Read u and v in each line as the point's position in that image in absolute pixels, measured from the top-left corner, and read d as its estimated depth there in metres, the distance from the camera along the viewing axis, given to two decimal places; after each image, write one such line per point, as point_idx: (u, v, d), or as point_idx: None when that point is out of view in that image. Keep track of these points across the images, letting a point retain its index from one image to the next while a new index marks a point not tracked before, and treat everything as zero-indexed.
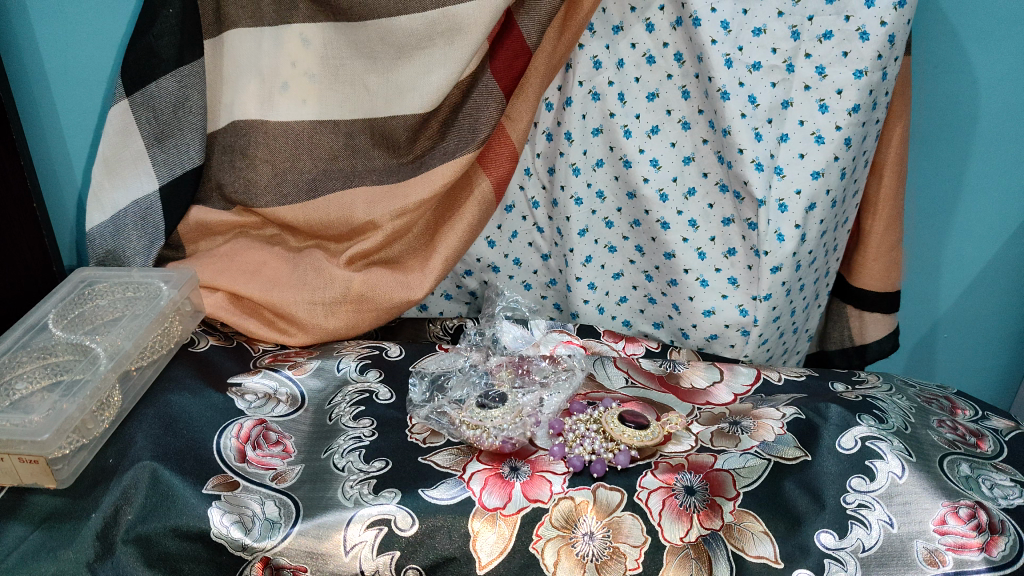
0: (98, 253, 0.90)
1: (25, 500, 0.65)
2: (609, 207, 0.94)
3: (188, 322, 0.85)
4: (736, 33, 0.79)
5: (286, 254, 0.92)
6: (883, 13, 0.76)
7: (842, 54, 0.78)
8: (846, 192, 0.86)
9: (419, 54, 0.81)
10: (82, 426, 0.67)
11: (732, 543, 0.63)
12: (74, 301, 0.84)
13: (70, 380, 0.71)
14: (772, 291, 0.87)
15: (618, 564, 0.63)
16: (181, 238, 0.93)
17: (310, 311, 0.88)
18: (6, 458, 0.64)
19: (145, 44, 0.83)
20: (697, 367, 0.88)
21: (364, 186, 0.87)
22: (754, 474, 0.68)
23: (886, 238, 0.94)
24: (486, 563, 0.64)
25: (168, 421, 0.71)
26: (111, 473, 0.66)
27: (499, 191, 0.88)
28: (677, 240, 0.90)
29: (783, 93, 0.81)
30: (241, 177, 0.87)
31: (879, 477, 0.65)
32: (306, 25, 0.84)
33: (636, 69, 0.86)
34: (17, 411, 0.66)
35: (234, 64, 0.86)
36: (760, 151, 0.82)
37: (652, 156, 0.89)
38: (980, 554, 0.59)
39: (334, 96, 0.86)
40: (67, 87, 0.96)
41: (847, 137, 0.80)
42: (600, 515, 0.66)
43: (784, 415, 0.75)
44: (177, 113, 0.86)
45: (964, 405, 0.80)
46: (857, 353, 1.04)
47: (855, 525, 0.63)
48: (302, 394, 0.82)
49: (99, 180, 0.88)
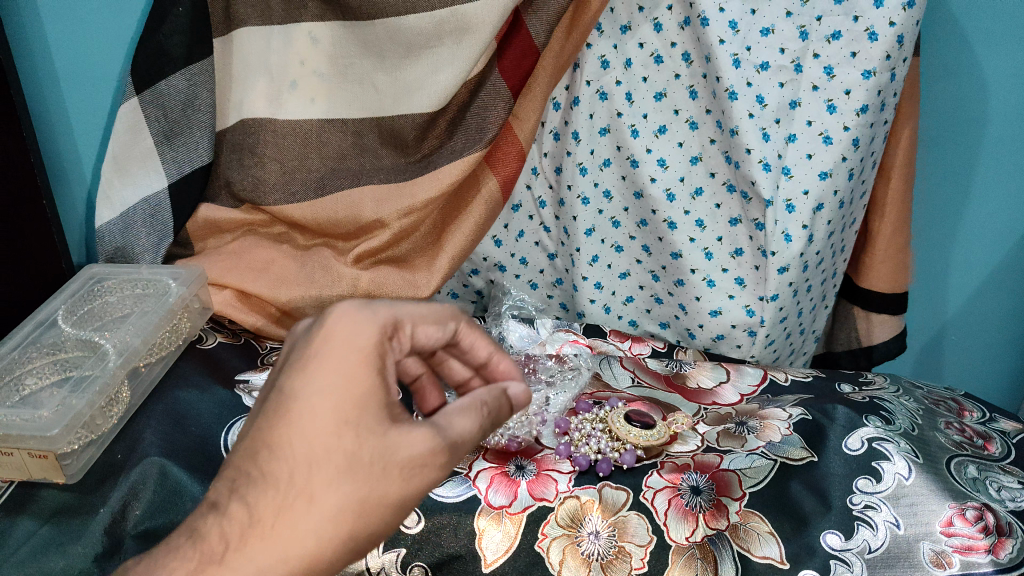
0: (107, 250, 0.91)
1: (34, 495, 0.65)
2: (615, 207, 0.95)
3: (196, 319, 0.86)
4: (744, 33, 0.79)
5: (294, 252, 0.92)
6: (891, 14, 0.74)
7: (850, 54, 0.77)
8: (853, 193, 0.86)
9: (427, 53, 0.81)
10: (91, 422, 0.68)
11: (738, 543, 0.62)
12: (83, 297, 0.85)
13: (79, 376, 0.72)
14: (779, 291, 0.87)
15: (623, 563, 0.62)
16: (189, 236, 0.93)
17: (319, 308, 0.89)
18: (15, 453, 0.64)
19: (156, 42, 0.83)
20: (703, 367, 0.88)
21: (371, 184, 0.86)
22: (759, 475, 0.68)
23: (894, 240, 0.94)
24: (491, 561, 0.64)
25: (177, 418, 0.72)
26: (119, 469, 0.67)
27: (506, 190, 0.89)
28: (683, 240, 0.91)
29: (790, 93, 0.80)
30: (250, 176, 0.87)
31: (886, 478, 0.65)
32: (315, 24, 0.84)
33: (643, 69, 0.86)
34: (25, 407, 0.67)
35: (244, 63, 0.86)
36: (767, 151, 0.82)
37: (659, 156, 0.89)
38: (987, 556, 0.58)
39: (343, 94, 0.86)
40: (76, 87, 0.97)
41: (854, 138, 0.80)
42: (606, 515, 0.66)
43: (791, 416, 0.75)
44: (186, 112, 0.87)
45: (971, 407, 0.81)
46: (864, 355, 1.04)
47: (862, 526, 0.62)
48: None
49: (108, 178, 0.88)
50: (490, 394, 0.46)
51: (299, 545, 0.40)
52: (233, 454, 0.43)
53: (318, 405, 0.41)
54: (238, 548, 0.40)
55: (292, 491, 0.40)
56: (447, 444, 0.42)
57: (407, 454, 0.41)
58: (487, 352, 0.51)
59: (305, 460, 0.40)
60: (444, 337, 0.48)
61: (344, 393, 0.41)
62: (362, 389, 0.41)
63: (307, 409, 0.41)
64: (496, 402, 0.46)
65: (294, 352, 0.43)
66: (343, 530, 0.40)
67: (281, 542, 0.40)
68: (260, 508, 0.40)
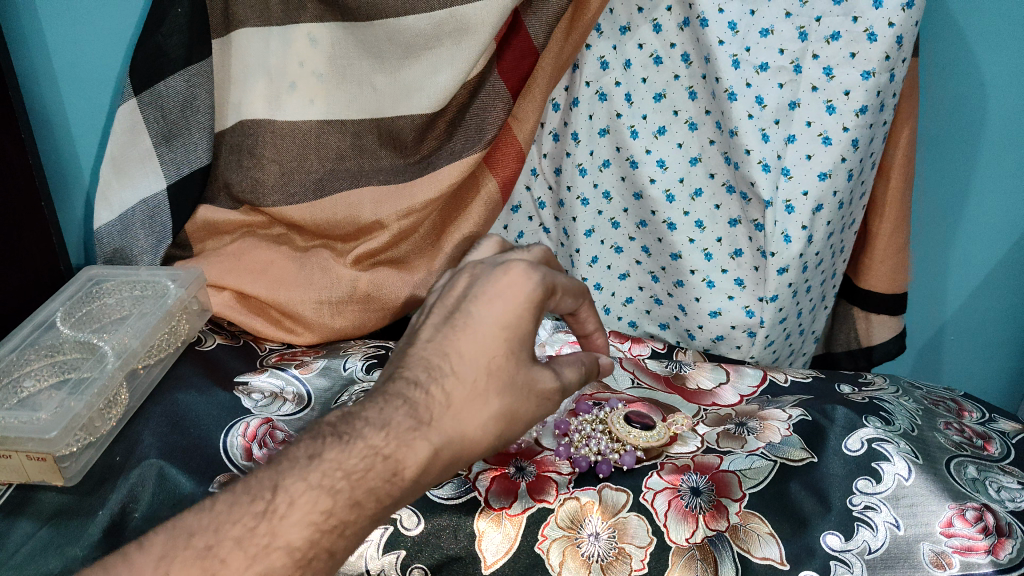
0: (106, 251, 0.92)
1: (33, 497, 0.65)
2: (615, 208, 0.95)
3: (195, 321, 0.86)
4: (743, 34, 0.79)
5: (293, 253, 0.91)
6: (891, 14, 0.74)
7: (850, 54, 0.77)
8: (853, 193, 0.86)
9: (426, 54, 0.81)
10: (89, 424, 0.68)
11: (738, 543, 0.62)
12: (82, 299, 0.86)
13: (77, 378, 0.72)
14: (778, 292, 0.87)
15: (623, 564, 0.62)
16: (188, 237, 0.93)
17: (318, 310, 0.88)
18: (14, 456, 0.65)
19: (154, 42, 0.84)
20: (703, 368, 0.89)
21: (369, 185, 0.86)
22: (760, 475, 0.68)
23: (893, 240, 0.94)
24: (491, 563, 0.64)
25: (176, 420, 0.72)
26: (119, 471, 0.67)
27: (505, 191, 0.89)
28: (683, 241, 0.91)
29: (790, 93, 0.80)
30: (249, 177, 0.87)
31: (886, 479, 0.65)
32: (314, 25, 0.84)
33: (643, 69, 0.86)
34: (24, 409, 0.68)
35: (243, 64, 0.86)
36: (766, 151, 0.82)
37: (658, 157, 0.89)
38: (987, 557, 0.58)
39: (341, 96, 0.86)
40: (74, 88, 0.97)
41: (854, 138, 0.79)
42: (606, 516, 0.65)
43: (790, 416, 0.76)
44: (185, 113, 0.87)
45: (971, 408, 0.81)
46: (864, 355, 1.04)
47: (861, 526, 0.62)
48: (308, 392, 0.80)
49: (107, 179, 0.89)
50: (589, 359, 0.58)
51: (470, 431, 0.49)
52: (420, 347, 0.51)
53: (490, 333, 0.50)
54: (437, 419, 0.48)
55: (473, 389, 0.49)
56: (563, 385, 0.54)
57: (543, 386, 0.52)
58: (594, 327, 0.63)
59: (483, 370, 0.50)
60: (574, 306, 0.59)
61: (515, 324, 0.51)
62: (528, 326, 0.51)
63: (484, 333, 0.50)
64: (592, 366, 0.58)
65: (477, 287, 0.53)
66: (496, 432, 0.50)
67: (460, 424, 0.49)
68: (450, 395, 0.49)
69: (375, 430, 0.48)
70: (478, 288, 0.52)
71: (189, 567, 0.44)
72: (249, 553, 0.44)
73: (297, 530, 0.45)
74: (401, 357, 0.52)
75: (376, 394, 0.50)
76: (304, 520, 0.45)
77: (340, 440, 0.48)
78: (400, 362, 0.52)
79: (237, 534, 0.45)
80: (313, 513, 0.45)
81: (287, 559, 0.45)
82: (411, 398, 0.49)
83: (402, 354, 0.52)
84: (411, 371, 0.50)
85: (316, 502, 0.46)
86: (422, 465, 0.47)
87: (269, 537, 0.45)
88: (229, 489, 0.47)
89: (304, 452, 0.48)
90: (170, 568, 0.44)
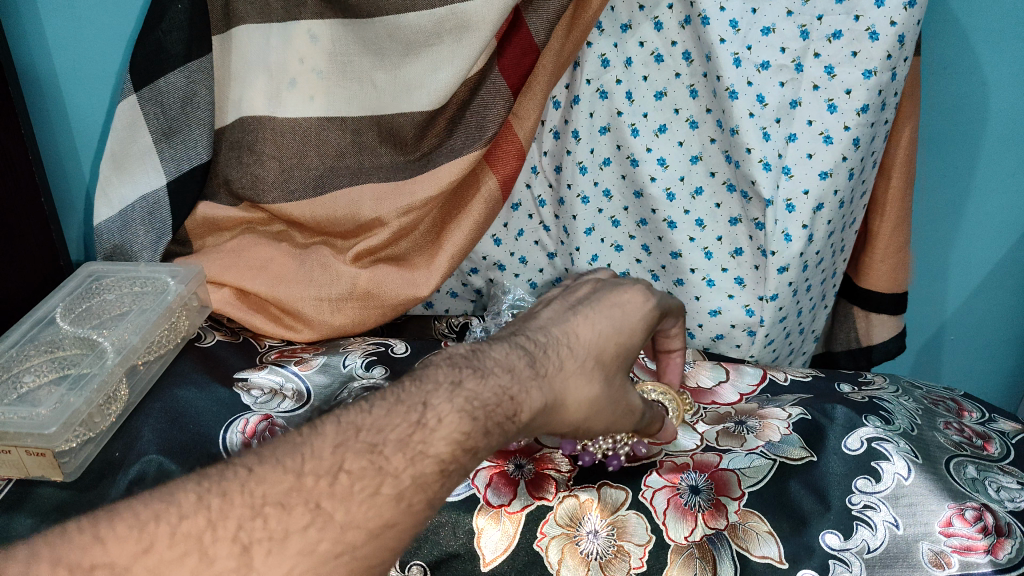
0: (106, 247, 0.92)
1: (31, 493, 0.65)
2: (615, 207, 0.95)
3: (195, 317, 0.86)
4: (744, 33, 0.78)
5: (293, 250, 0.91)
6: (892, 13, 0.74)
7: (851, 54, 0.77)
8: (854, 192, 0.86)
9: (427, 50, 0.80)
10: (89, 419, 0.68)
11: (737, 543, 0.62)
12: (82, 295, 0.86)
13: (76, 374, 0.72)
14: (778, 291, 0.87)
15: (622, 563, 0.62)
16: (188, 234, 0.93)
17: (318, 307, 0.88)
18: (13, 451, 0.65)
19: (154, 40, 0.84)
20: (703, 367, 0.88)
21: (369, 183, 0.86)
22: (758, 475, 0.68)
23: (893, 239, 0.94)
24: (489, 560, 0.64)
25: (174, 416, 0.72)
26: (118, 467, 0.67)
27: (506, 189, 0.88)
28: (683, 240, 0.91)
29: (791, 93, 0.80)
30: (248, 174, 0.87)
31: (885, 478, 0.65)
32: (314, 21, 0.83)
33: (643, 67, 0.86)
34: (24, 405, 0.68)
35: (242, 59, 0.86)
36: (767, 150, 0.82)
37: (659, 156, 0.89)
38: (985, 556, 0.58)
39: (341, 93, 0.86)
40: (75, 86, 0.97)
41: (854, 137, 0.79)
42: (604, 514, 0.65)
43: (790, 416, 0.75)
44: (185, 109, 0.87)
45: (970, 407, 0.81)
46: (864, 354, 1.04)
47: (861, 525, 0.62)
48: (308, 389, 0.79)
49: (106, 176, 0.89)
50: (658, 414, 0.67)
51: (567, 400, 0.56)
52: (543, 321, 0.61)
53: (595, 328, 0.59)
54: (551, 375, 0.55)
55: (583, 367, 0.57)
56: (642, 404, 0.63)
57: (630, 401, 0.61)
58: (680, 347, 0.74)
59: (586, 362, 0.57)
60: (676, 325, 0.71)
61: (599, 350, 0.58)
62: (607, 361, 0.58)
63: (588, 331, 0.59)
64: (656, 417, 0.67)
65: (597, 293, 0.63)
66: (585, 413, 0.57)
67: (564, 392, 0.56)
68: (563, 363, 0.56)
69: (501, 371, 0.54)
70: (601, 294, 0.63)
71: (359, 459, 0.47)
72: (408, 457, 0.48)
73: (444, 444, 0.49)
74: (525, 325, 0.61)
75: (503, 341, 0.57)
76: (449, 437, 0.49)
77: (476, 372, 0.53)
78: (522, 327, 0.60)
79: (398, 437, 0.48)
80: (456, 433, 0.49)
81: (436, 469, 0.48)
82: (531, 352, 0.56)
83: (525, 323, 0.61)
84: (533, 334, 0.59)
85: (460, 423, 0.49)
86: (533, 415, 0.53)
87: (424, 445, 0.48)
88: (385, 397, 0.51)
89: (446, 378, 0.52)
90: (343, 457, 0.47)
